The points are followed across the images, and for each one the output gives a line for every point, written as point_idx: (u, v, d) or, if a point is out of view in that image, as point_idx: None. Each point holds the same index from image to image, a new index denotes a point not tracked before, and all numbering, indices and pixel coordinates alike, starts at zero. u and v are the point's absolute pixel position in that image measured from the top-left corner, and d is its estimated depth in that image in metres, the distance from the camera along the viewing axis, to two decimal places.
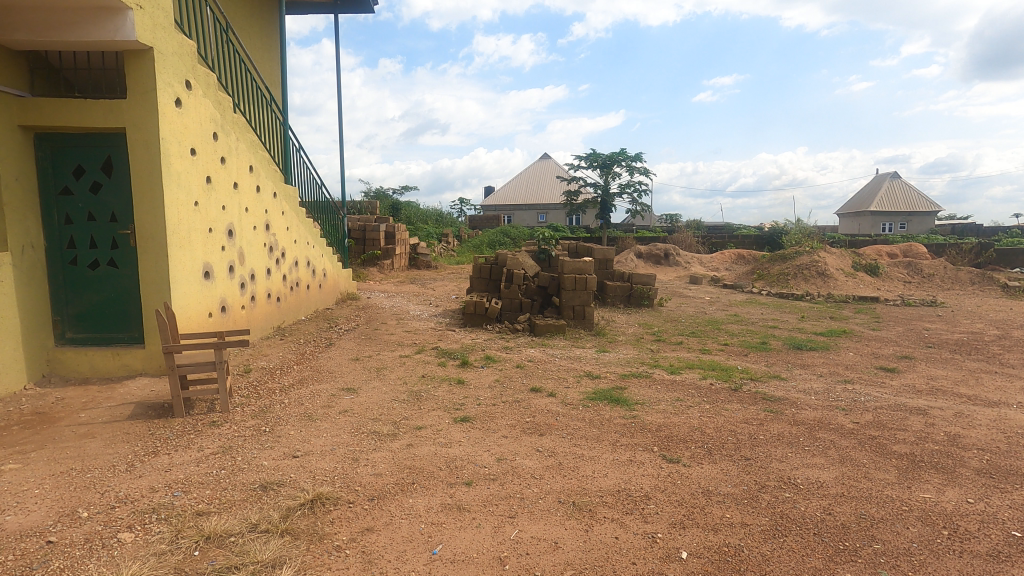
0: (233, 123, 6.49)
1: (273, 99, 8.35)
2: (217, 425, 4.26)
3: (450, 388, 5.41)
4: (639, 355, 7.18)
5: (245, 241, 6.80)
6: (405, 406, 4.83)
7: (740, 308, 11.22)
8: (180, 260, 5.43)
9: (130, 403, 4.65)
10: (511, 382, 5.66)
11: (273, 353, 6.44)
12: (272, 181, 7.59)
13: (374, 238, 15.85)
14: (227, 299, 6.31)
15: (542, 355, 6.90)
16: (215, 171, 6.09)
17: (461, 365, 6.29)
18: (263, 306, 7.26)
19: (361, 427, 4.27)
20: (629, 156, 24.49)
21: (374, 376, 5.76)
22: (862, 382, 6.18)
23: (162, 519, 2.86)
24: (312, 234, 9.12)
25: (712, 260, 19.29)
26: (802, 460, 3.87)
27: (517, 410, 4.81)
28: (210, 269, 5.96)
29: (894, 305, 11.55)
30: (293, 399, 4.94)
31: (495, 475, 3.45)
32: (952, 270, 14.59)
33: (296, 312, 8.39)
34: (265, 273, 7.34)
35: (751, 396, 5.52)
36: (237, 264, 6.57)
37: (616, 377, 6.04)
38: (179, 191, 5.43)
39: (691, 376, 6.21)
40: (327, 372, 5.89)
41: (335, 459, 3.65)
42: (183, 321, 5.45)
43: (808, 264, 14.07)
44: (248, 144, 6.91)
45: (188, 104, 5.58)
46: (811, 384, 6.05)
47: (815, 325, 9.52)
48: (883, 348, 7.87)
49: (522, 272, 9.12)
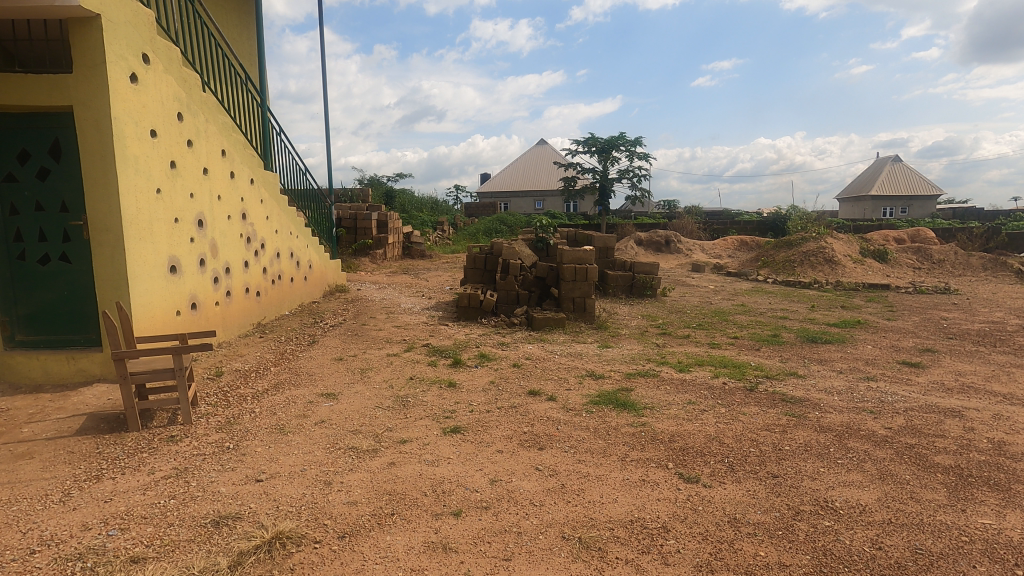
0: (201, 104, 5.94)
1: (250, 79, 7.75)
2: (176, 441, 3.78)
3: (440, 393, 4.91)
4: (644, 350, 6.72)
5: (218, 231, 6.27)
6: (388, 414, 4.36)
7: (747, 297, 10.76)
8: (141, 254, 4.92)
9: (81, 415, 4.16)
10: (507, 384, 5.18)
11: (250, 354, 5.96)
12: (248, 166, 7.03)
13: (366, 227, 15.26)
14: (198, 295, 5.80)
15: (541, 352, 6.43)
16: (181, 155, 5.54)
17: (453, 365, 5.80)
18: (240, 301, 6.75)
19: (338, 441, 3.79)
20: (629, 140, 23.76)
21: (358, 379, 5.27)
22: (886, 379, 5.73)
23: (87, 570, 2.38)
24: (295, 224, 8.57)
25: (714, 246, 18.77)
26: (837, 477, 3.40)
27: (513, 418, 4.33)
28: (177, 263, 5.45)
29: (907, 292, 11.09)
30: (265, 408, 4.45)
31: (488, 503, 2.99)
32: (962, 255, 14.12)
33: (279, 307, 7.90)
34: (242, 266, 6.82)
35: (769, 397, 5.05)
36: (209, 258, 6.05)
37: (621, 377, 5.56)
38: (137, 177, 4.91)
39: (702, 375, 5.73)
40: (307, 374, 5.40)
41: (303, 484, 3.18)
42: (146, 320, 4.95)
43: (815, 250, 13.59)
44: (220, 126, 6.35)
45: (147, 81, 5.04)
46: (831, 383, 5.59)
47: (828, 316, 9.05)
48: (902, 340, 7.40)
49: (519, 261, 8.62)
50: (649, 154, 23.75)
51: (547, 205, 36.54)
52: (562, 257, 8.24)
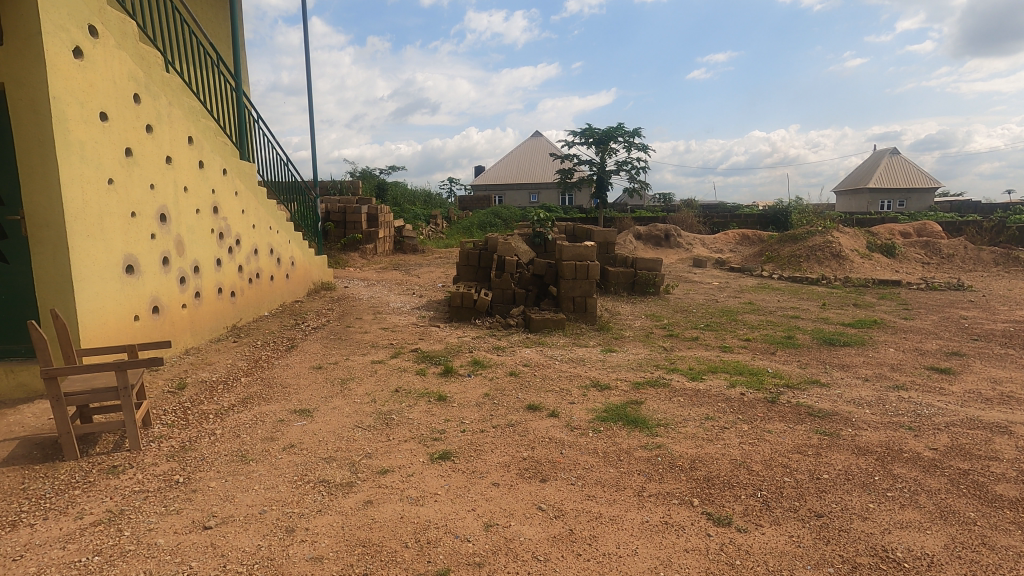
0: (162, 84, 5.34)
1: (222, 60, 7.13)
2: (118, 473, 3.24)
3: (428, 408, 4.37)
4: (651, 355, 6.20)
5: (184, 226, 5.69)
6: (368, 436, 3.82)
7: (753, 295, 10.27)
8: (88, 253, 4.34)
9: (13, 439, 3.60)
10: (504, 397, 4.65)
11: (219, 362, 5.40)
12: (219, 155, 6.43)
13: (356, 221, 14.68)
14: (160, 298, 5.23)
15: (540, 358, 5.92)
16: (138, 141, 4.95)
17: (443, 374, 5.26)
18: (211, 303, 6.19)
19: (307, 473, 3.25)
20: (628, 131, 23.18)
21: (337, 392, 4.72)
22: (917, 388, 5.24)
23: None
24: (275, 218, 7.99)
25: (715, 241, 18.29)
26: (891, 517, 2.89)
27: (511, 440, 3.81)
28: (135, 263, 4.88)
29: (920, 289, 10.64)
30: (228, 428, 3.90)
31: (482, 558, 2.47)
32: (973, 250, 13.67)
33: (257, 308, 7.33)
34: (213, 265, 6.24)
35: (794, 410, 4.55)
36: (174, 257, 5.49)
37: (629, 387, 5.03)
38: (83, 166, 4.32)
39: (718, 384, 5.21)
40: (281, 386, 4.85)
41: (260, 533, 2.64)
42: (96, 328, 4.39)
43: (821, 245, 13.11)
44: (186, 111, 5.75)
45: (95, 56, 4.45)
46: (858, 393, 5.08)
47: (841, 315, 8.58)
48: (925, 342, 6.92)
49: (515, 258, 8.08)
50: (648, 146, 23.17)
51: (543, 198, 35.99)
52: (562, 253, 7.70)
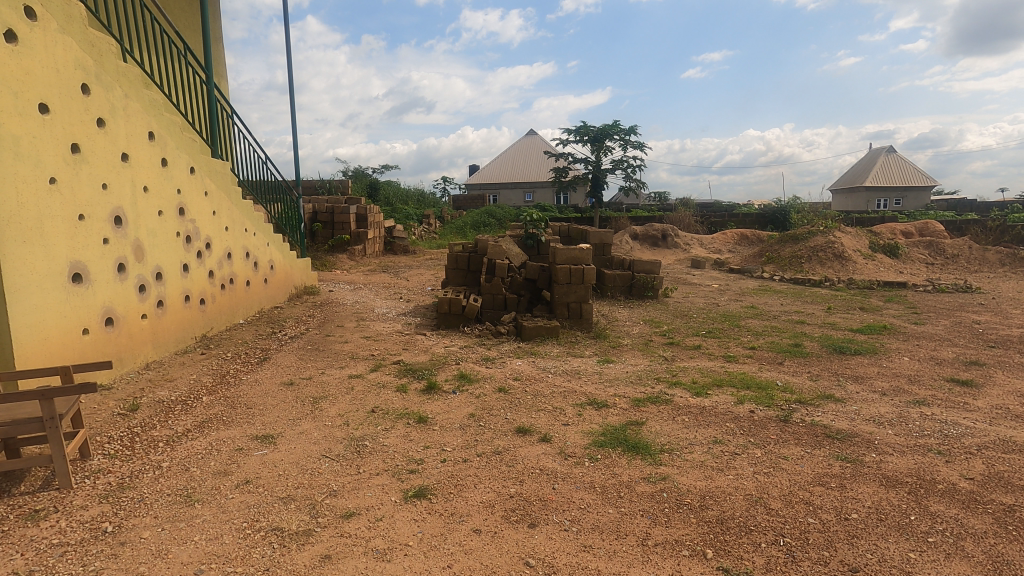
0: (117, 74, 4.88)
1: (191, 51, 6.66)
2: (38, 519, 2.78)
3: (407, 432, 3.94)
4: (651, 367, 5.78)
5: (144, 229, 5.22)
6: (336, 468, 3.39)
7: (756, 298, 9.86)
8: (23, 260, 3.89)
9: None
10: (491, 418, 4.21)
11: (181, 379, 4.94)
12: (186, 152, 5.96)
13: (344, 221, 14.24)
14: (116, 309, 4.77)
15: (532, 370, 5.49)
16: (87, 136, 4.50)
17: (426, 391, 4.82)
18: (177, 311, 5.72)
19: (260, 519, 2.80)
20: (623, 129, 22.77)
21: (308, 412, 4.28)
22: (940, 403, 4.84)
23: None
24: (252, 220, 7.52)
25: (713, 241, 17.90)
26: (938, 572, 2.48)
27: (497, 471, 3.38)
28: (84, 270, 4.43)
29: (927, 291, 10.27)
30: (177, 460, 3.45)
31: None
32: (978, 250, 13.32)
33: (230, 316, 6.87)
34: (179, 270, 5.77)
35: (810, 432, 4.13)
36: (133, 263, 5.03)
37: (629, 405, 4.61)
38: (18, 163, 3.87)
39: (725, 401, 4.79)
40: (246, 406, 4.41)
41: None
42: (34, 344, 3.95)
43: (823, 245, 12.73)
44: (145, 104, 5.29)
45: (33, 41, 4.00)
46: (877, 410, 4.67)
47: (849, 320, 8.19)
48: (941, 350, 6.54)
49: (506, 261, 7.65)
50: (644, 144, 22.76)
51: (536, 197, 35.66)
52: (555, 256, 7.27)
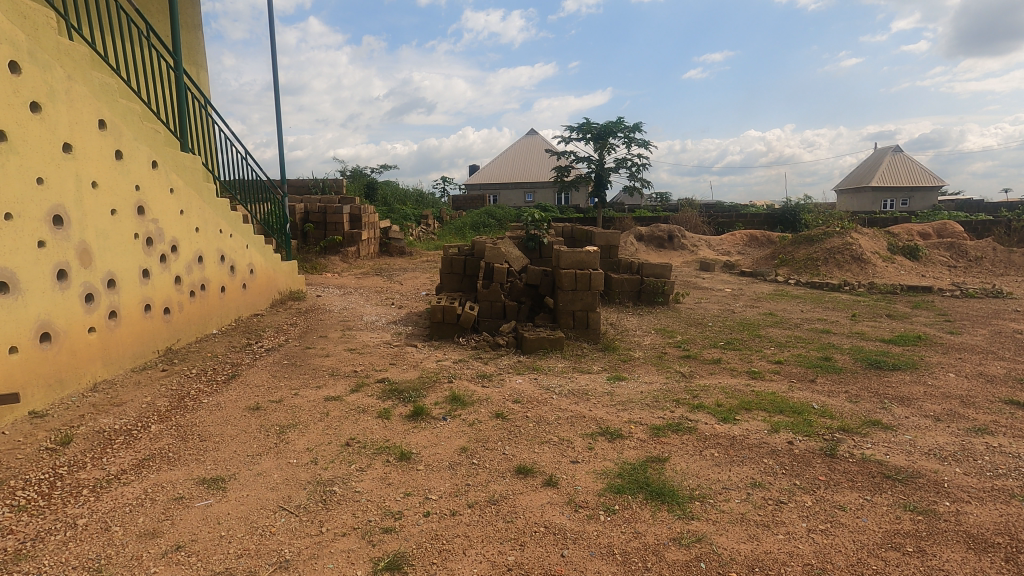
0: (58, 54, 4.25)
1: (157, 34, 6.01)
2: None
3: (385, 474, 3.30)
4: (667, 385, 5.13)
5: (93, 231, 4.58)
6: (296, 525, 2.74)
7: (773, 304, 9.21)
8: None
9: None
10: (487, 454, 3.57)
11: (132, 403, 4.29)
12: (146, 143, 5.31)
13: (337, 222, 13.62)
14: (56, 323, 4.13)
15: (535, 390, 4.85)
16: (16, 122, 3.86)
17: (412, 416, 4.18)
18: (134, 323, 5.08)
19: None
20: (627, 127, 22.16)
21: (271, 446, 3.64)
22: (1006, 431, 4.19)
23: None
24: (228, 220, 6.88)
25: (722, 243, 17.28)
26: None
27: (492, 529, 2.74)
28: (11, 279, 3.79)
29: (956, 296, 9.62)
30: (101, 515, 2.80)
31: None
32: (1003, 252, 12.69)
33: (201, 326, 6.22)
34: (137, 276, 5.13)
35: (864, 471, 3.48)
36: (77, 269, 4.38)
37: (647, 435, 3.97)
38: None
39: (756, 428, 4.15)
40: (202, 438, 3.77)
41: None
42: None
43: (841, 247, 12.09)
44: (96, 88, 4.66)
45: None
46: (934, 440, 4.02)
47: (879, 329, 7.53)
48: (987, 364, 5.90)
49: (506, 265, 7.01)
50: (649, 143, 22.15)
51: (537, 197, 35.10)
52: (559, 260, 6.63)
